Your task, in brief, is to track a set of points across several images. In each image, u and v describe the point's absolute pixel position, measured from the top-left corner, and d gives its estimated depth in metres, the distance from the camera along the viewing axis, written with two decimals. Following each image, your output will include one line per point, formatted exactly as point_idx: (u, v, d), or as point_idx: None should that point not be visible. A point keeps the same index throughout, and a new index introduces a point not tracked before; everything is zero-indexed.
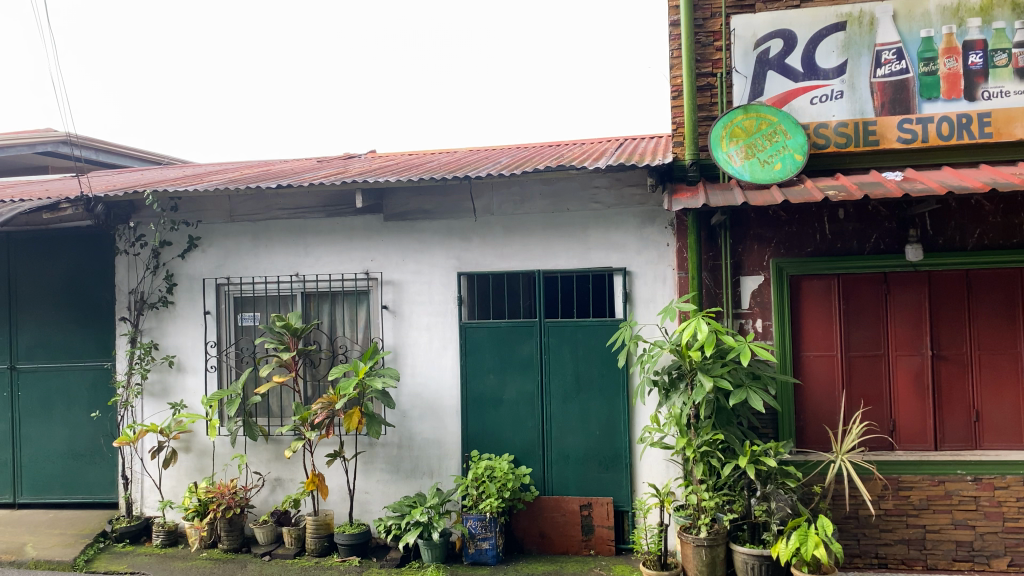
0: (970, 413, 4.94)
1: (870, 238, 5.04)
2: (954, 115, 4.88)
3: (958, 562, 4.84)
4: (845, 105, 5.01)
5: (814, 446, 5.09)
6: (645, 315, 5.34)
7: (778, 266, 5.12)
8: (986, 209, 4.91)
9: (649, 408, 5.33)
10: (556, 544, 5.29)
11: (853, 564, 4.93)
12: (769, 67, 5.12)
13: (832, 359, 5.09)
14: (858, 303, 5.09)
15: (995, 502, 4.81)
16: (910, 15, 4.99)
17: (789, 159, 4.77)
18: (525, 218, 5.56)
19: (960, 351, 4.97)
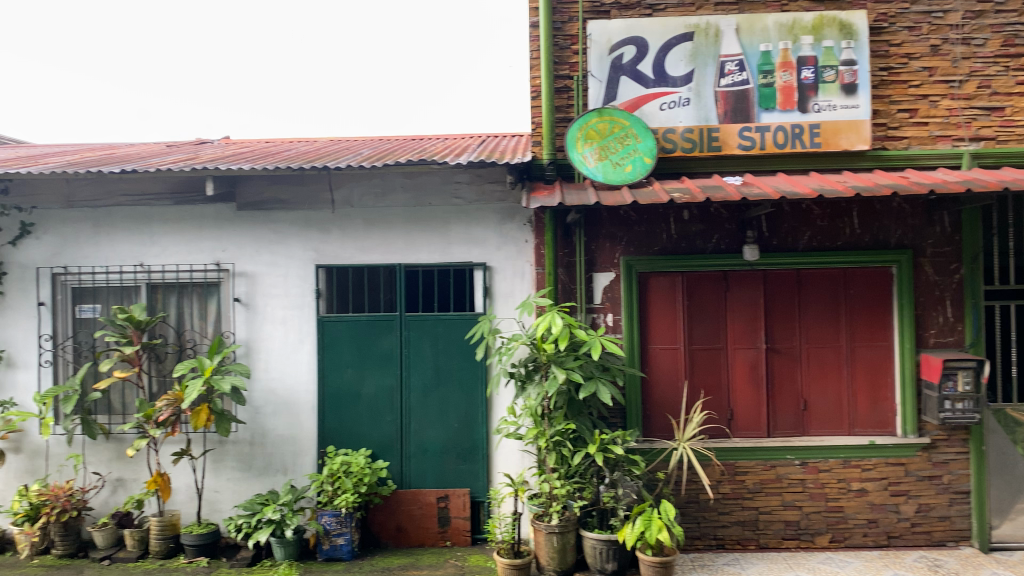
0: (799, 402, 5.36)
1: (712, 238, 5.35)
2: (788, 125, 5.26)
3: (786, 540, 5.23)
4: (692, 112, 5.29)
5: (659, 434, 5.36)
6: (504, 309, 5.45)
7: (629, 263, 5.33)
8: (815, 213, 5.32)
9: (507, 399, 5.44)
10: (411, 536, 5.32)
11: (693, 545, 5.22)
12: (623, 72, 5.31)
13: (677, 352, 5.36)
14: (702, 299, 5.38)
15: (819, 483, 5.22)
16: (751, 29, 5.31)
17: (640, 161, 4.99)
18: (386, 212, 5.53)
19: (791, 345, 5.37)
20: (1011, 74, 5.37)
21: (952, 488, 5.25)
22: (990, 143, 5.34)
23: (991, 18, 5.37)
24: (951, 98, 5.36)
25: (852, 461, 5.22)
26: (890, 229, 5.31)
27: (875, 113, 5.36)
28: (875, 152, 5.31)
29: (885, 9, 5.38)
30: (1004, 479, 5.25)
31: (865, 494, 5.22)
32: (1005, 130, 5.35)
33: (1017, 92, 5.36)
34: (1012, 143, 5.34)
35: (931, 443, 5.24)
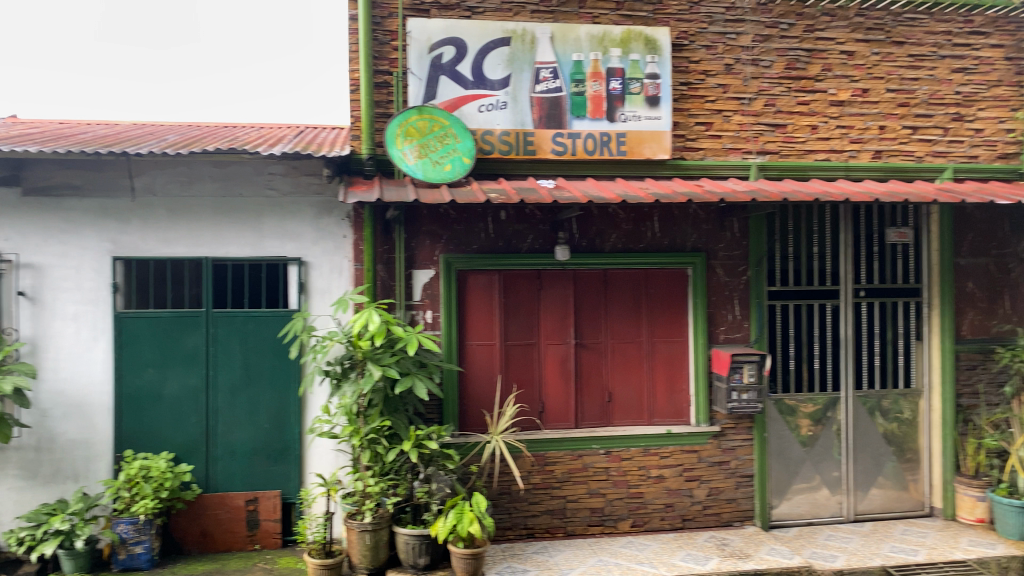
0: (604, 394, 5.65)
1: (527, 238, 5.52)
2: (597, 133, 5.53)
3: (591, 526, 5.50)
4: (508, 115, 5.43)
5: (473, 428, 5.46)
6: (320, 306, 5.36)
7: (447, 260, 5.38)
8: (621, 217, 5.62)
9: (321, 397, 5.35)
10: (217, 541, 5.13)
11: (504, 535, 5.37)
12: (442, 72, 5.36)
13: (491, 348, 5.49)
14: (516, 296, 5.55)
15: (621, 471, 5.53)
16: (565, 39, 5.53)
17: (458, 161, 5.06)
18: (193, 202, 5.27)
19: (597, 341, 5.65)
20: (793, 94, 5.93)
21: (739, 472, 5.73)
22: (774, 157, 5.88)
23: (777, 42, 5.90)
24: (742, 114, 5.85)
25: (651, 449, 5.57)
26: (687, 233, 5.72)
27: (676, 124, 5.74)
28: (675, 161, 5.69)
29: (686, 28, 5.77)
30: (783, 461, 5.84)
31: (663, 480, 5.59)
32: (786, 146, 5.91)
33: (797, 111, 5.94)
34: (792, 158, 5.91)
35: (721, 431, 5.70)
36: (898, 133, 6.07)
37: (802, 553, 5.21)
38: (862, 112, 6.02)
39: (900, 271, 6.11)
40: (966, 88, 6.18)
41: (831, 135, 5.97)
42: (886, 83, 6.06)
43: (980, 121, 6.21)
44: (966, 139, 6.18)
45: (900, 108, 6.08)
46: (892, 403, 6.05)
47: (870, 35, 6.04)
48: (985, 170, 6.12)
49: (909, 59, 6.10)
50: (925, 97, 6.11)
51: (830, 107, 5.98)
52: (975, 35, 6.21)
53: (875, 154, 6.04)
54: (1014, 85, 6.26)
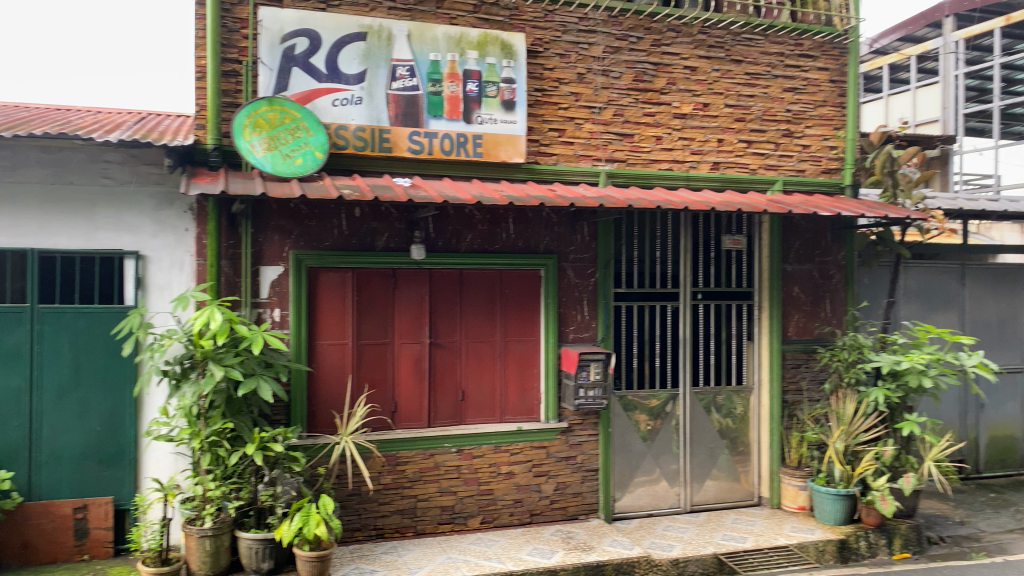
0: (457, 393, 5.70)
1: (381, 236, 5.47)
2: (453, 133, 5.57)
3: (441, 524, 5.53)
4: (363, 111, 5.37)
5: (323, 429, 5.36)
6: (158, 302, 5.11)
7: (298, 257, 5.25)
8: (476, 218, 5.68)
9: (159, 398, 5.10)
10: (40, 553, 4.80)
11: (354, 536, 5.30)
12: (294, 64, 5.23)
13: (343, 347, 5.41)
14: (369, 295, 5.49)
15: (472, 469, 5.59)
16: (422, 37, 5.53)
17: (310, 155, 4.95)
18: (17, 188, 4.87)
19: (451, 340, 5.69)
20: (640, 105, 6.20)
21: (584, 467, 5.92)
22: (622, 165, 6.12)
23: (626, 54, 6.14)
24: (592, 122, 6.04)
25: (501, 446, 5.66)
26: (539, 235, 5.84)
27: (530, 129, 5.86)
28: (529, 165, 5.81)
29: (541, 35, 5.89)
30: (626, 456, 6.09)
31: (512, 477, 5.70)
32: (633, 154, 6.16)
33: (644, 122, 6.20)
34: (639, 166, 6.17)
35: (568, 427, 5.87)
36: (735, 147, 6.47)
37: (642, 543, 5.45)
38: (703, 126, 6.37)
39: (734, 275, 6.52)
40: (795, 107, 6.66)
41: (674, 145, 6.28)
42: (725, 99, 6.44)
43: (807, 138, 6.71)
44: (794, 154, 6.66)
45: (737, 123, 6.48)
46: (726, 399, 6.44)
47: (711, 53, 6.40)
48: (809, 184, 6.63)
49: (746, 77, 6.51)
50: (759, 114, 6.54)
51: (674, 119, 6.29)
52: (804, 58, 6.69)
53: (714, 165, 6.40)
54: (836, 106, 6.81)
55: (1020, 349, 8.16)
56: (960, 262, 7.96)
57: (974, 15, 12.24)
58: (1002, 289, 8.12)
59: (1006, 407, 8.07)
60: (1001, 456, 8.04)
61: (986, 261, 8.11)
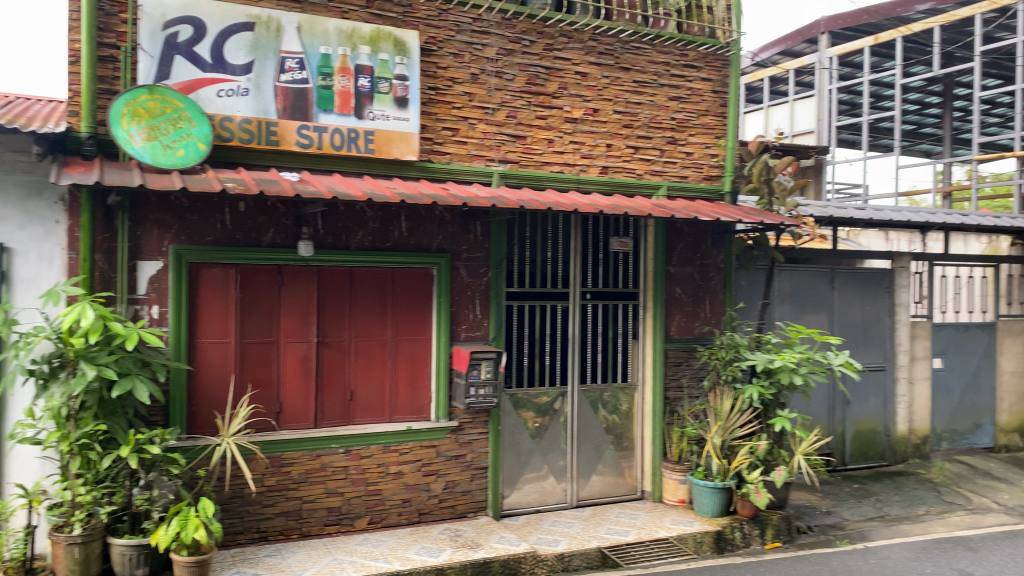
0: (345, 392, 5.63)
1: (268, 232, 5.34)
2: (344, 129, 5.50)
3: (328, 526, 5.45)
4: (250, 103, 5.23)
5: (203, 431, 5.19)
6: (25, 298, 4.84)
7: (178, 252, 5.06)
8: (367, 215, 5.61)
9: (24, 399, 4.81)
10: None
11: (235, 540, 5.16)
12: (177, 51, 5.04)
13: (226, 345, 5.26)
14: (254, 293, 5.35)
15: (360, 469, 5.53)
16: (312, 30, 5.44)
17: (193, 147, 4.79)
18: None
19: (339, 338, 5.61)
20: (532, 108, 6.28)
21: (474, 465, 5.96)
22: (514, 166, 6.19)
23: (518, 57, 6.21)
24: (485, 122, 6.09)
25: (391, 446, 5.63)
26: (431, 234, 5.83)
27: (422, 127, 5.85)
28: (422, 163, 5.80)
29: (434, 33, 5.89)
30: (514, 453, 6.17)
31: (401, 477, 5.67)
32: (525, 156, 6.24)
33: (535, 124, 6.29)
34: (530, 168, 6.26)
35: (458, 425, 5.89)
36: (623, 152, 6.65)
37: (528, 539, 5.54)
38: (593, 130, 6.52)
39: (621, 276, 6.70)
40: (680, 115, 6.91)
41: (565, 148, 6.40)
42: (614, 104, 6.61)
43: (690, 145, 6.97)
44: (679, 161, 6.91)
45: (625, 129, 6.66)
46: (612, 396, 6.61)
47: (601, 59, 6.56)
48: (692, 190, 6.90)
49: (633, 85, 6.70)
50: (646, 121, 6.75)
51: (564, 122, 6.41)
52: (688, 68, 6.95)
53: (603, 169, 6.56)
54: (718, 116, 7.10)
55: (881, 348, 8.72)
56: (829, 267, 8.44)
57: (845, 33, 12.97)
58: (867, 292, 8.66)
59: (869, 402, 8.61)
60: (864, 449, 8.57)
61: (853, 266, 8.63)
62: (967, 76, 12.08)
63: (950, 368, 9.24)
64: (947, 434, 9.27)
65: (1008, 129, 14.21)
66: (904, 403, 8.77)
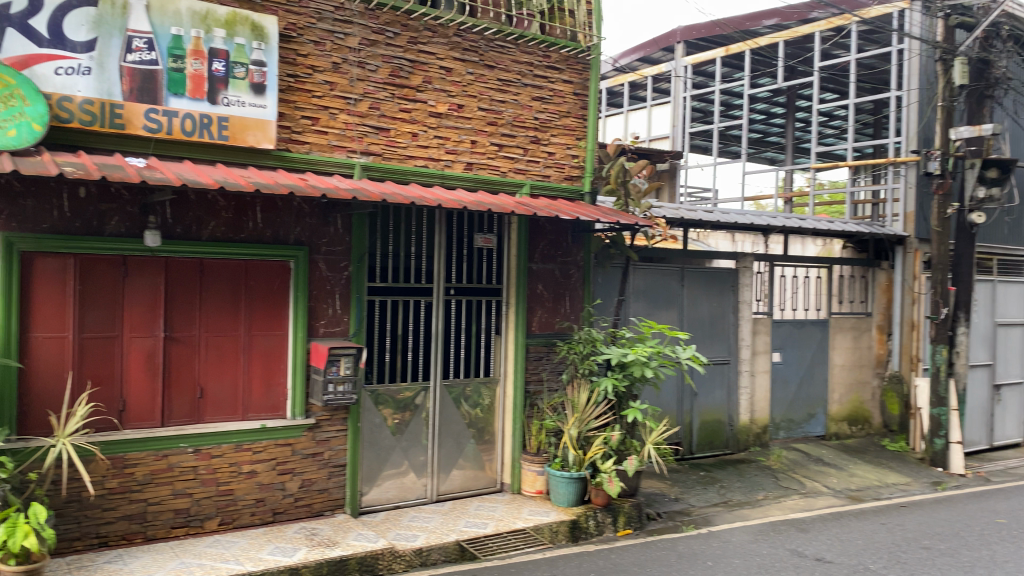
0: (195, 389, 5.41)
1: (111, 220, 5.03)
2: (196, 114, 5.28)
3: (176, 528, 5.21)
4: (93, 83, 4.91)
5: (35, 431, 4.85)
6: None
7: (8, 239, 4.69)
8: (221, 204, 5.40)
9: None
10: None
11: (72, 547, 4.84)
12: (9, 24, 4.68)
13: (63, 340, 4.93)
14: (94, 285, 5.04)
15: (210, 469, 5.33)
16: (162, 10, 5.19)
17: (26, 127, 4.46)
18: None
19: (189, 333, 5.39)
20: (396, 101, 6.24)
21: (331, 462, 5.86)
22: (377, 159, 6.13)
23: (382, 48, 6.15)
24: (347, 113, 5.99)
25: (244, 444, 5.46)
26: (289, 226, 5.67)
27: (281, 115, 5.68)
28: (280, 152, 5.64)
29: (295, 20, 5.73)
30: (374, 449, 6.11)
31: (254, 475, 5.50)
32: (388, 149, 6.19)
33: (399, 118, 6.25)
34: (394, 161, 6.20)
35: (315, 422, 5.78)
36: (487, 149, 6.70)
37: (386, 535, 5.50)
38: (457, 126, 6.54)
39: (484, 272, 6.76)
40: (542, 115, 7.04)
41: (429, 143, 6.39)
42: (478, 101, 6.66)
43: (552, 145, 7.12)
44: (541, 160, 7.04)
45: (489, 126, 6.72)
46: (473, 391, 6.67)
47: (466, 56, 6.59)
48: (554, 189, 7.05)
49: (497, 83, 6.77)
50: (509, 119, 6.84)
51: (429, 117, 6.40)
52: (551, 70, 7.09)
53: (467, 165, 6.59)
54: (578, 118, 7.29)
55: (726, 343, 9.23)
56: (680, 266, 8.84)
57: (700, 44, 13.60)
58: (714, 290, 9.14)
59: (715, 394, 9.10)
60: (710, 438, 9.05)
61: (703, 265, 9.08)
62: (807, 90, 12.93)
63: (788, 362, 9.89)
64: (784, 423, 9.92)
65: (842, 141, 15.32)
66: (747, 394, 9.31)
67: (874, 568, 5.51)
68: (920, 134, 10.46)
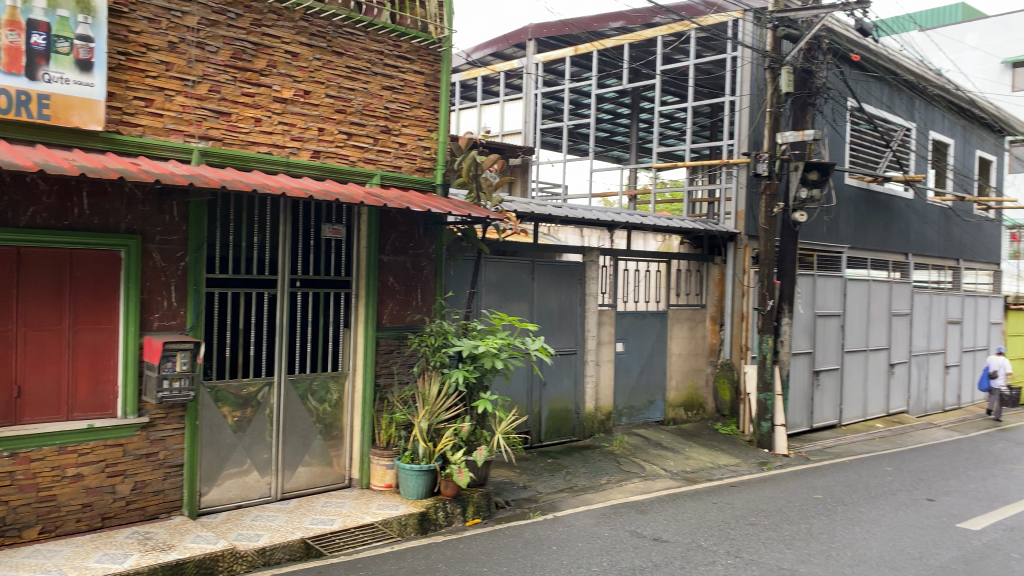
0: (12, 389, 5.02)
1: None
2: (12, 90, 4.85)
3: None
4: None
5: None
6: None
7: None
8: (42, 188, 4.99)
9: None
10: None
11: None
12: None
13: None
14: None
15: (29, 474, 4.94)
16: None
17: None
18: None
19: (4, 329, 4.99)
20: (237, 84, 5.99)
21: (167, 463, 5.57)
22: (217, 144, 5.87)
23: (223, 29, 5.89)
24: (185, 95, 5.70)
25: (68, 446, 5.10)
26: (119, 213, 5.33)
27: (110, 95, 5.33)
28: (109, 134, 5.29)
29: None
30: (214, 448, 5.86)
31: (80, 479, 5.15)
32: (229, 134, 5.94)
33: (241, 102, 6.01)
34: (235, 147, 5.96)
35: (149, 421, 5.48)
36: (335, 137, 6.56)
37: (227, 536, 5.30)
38: (303, 113, 6.36)
39: (332, 264, 6.61)
40: (393, 105, 6.97)
41: (273, 129, 6.18)
42: (326, 88, 6.51)
43: (403, 136, 7.06)
44: (392, 150, 6.97)
45: (338, 114, 6.59)
46: (321, 385, 6.52)
47: (313, 41, 6.42)
48: (405, 180, 7.00)
49: (346, 70, 6.65)
50: (359, 108, 6.73)
51: (273, 102, 6.19)
52: (401, 60, 7.03)
53: (314, 154, 6.43)
54: (430, 109, 7.27)
55: (573, 334, 9.50)
56: (530, 259, 9.01)
57: (550, 42, 13.90)
58: (562, 283, 9.38)
59: (562, 383, 9.35)
60: (558, 426, 9.29)
61: (552, 258, 9.31)
62: (650, 91, 13.49)
63: (631, 351, 10.31)
64: (627, 410, 10.34)
65: (682, 142, 16.09)
66: (592, 382, 9.64)
67: (705, 545, 5.85)
68: (751, 137, 11.16)
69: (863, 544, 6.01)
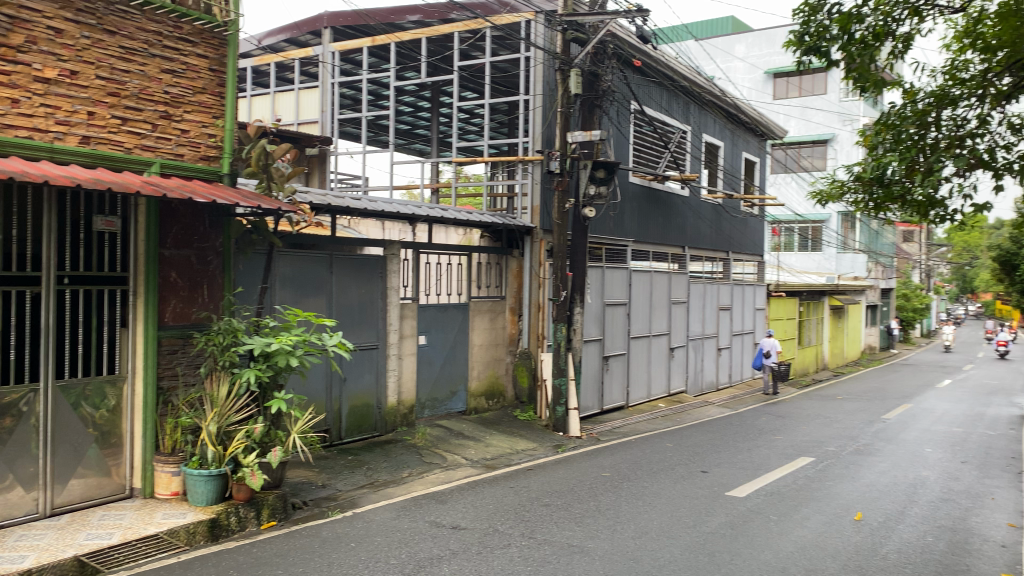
0: None
1: None
2: None
3: None
4: None
5: None
6: None
7: None
8: None
9: None
10: None
11: None
12: None
13: None
14: None
15: None
16: None
17: None
18: None
19: None
20: None
21: None
22: None
23: None
24: None
25: None
26: None
27: None
28: None
29: None
30: None
31: None
32: None
33: None
34: None
35: None
36: (107, 122, 6.08)
37: None
38: (70, 94, 5.85)
39: (106, 259, 6.13)
40: (173, 89, 6.57)
41: (34, 111, 5.63)
42: (96, 69, 6.02)
43: (185, 122, 6.67)
44: (173, 137, 6.57)
45: (110, 97, 6.11)
46: (95, 390, 6.05)
47: (80, 17, 5.92)
48: (188, 170, 6.61)
49: (120, 51, 6.19)
50: (134, 91, 6.27)
51: (34, 82, 5.65)
52: (182, 42, 6.65)
53: (83, 139, 5.92)
54: (215, 95, 6.92)
55: (374, 328, 9.42)
56: (328, 253, 8.83)
57: (346, 31, 13.65)
58: (362, 277, 9.26)
59: (363, 378, 9.25)
60: (359, 422, 9.18)
61: (351, 252, 9.16)
62: (448, 87, 13.64)
63: (432, 344, 10.37)
64: (429, 402, 10.40)
65: (481, 136, 16.37)
66: (394, 376, 9.62)
67: (501, 529, 6.04)
68: (544, 135, 11.59)
69: (645, 516, 6.45)
